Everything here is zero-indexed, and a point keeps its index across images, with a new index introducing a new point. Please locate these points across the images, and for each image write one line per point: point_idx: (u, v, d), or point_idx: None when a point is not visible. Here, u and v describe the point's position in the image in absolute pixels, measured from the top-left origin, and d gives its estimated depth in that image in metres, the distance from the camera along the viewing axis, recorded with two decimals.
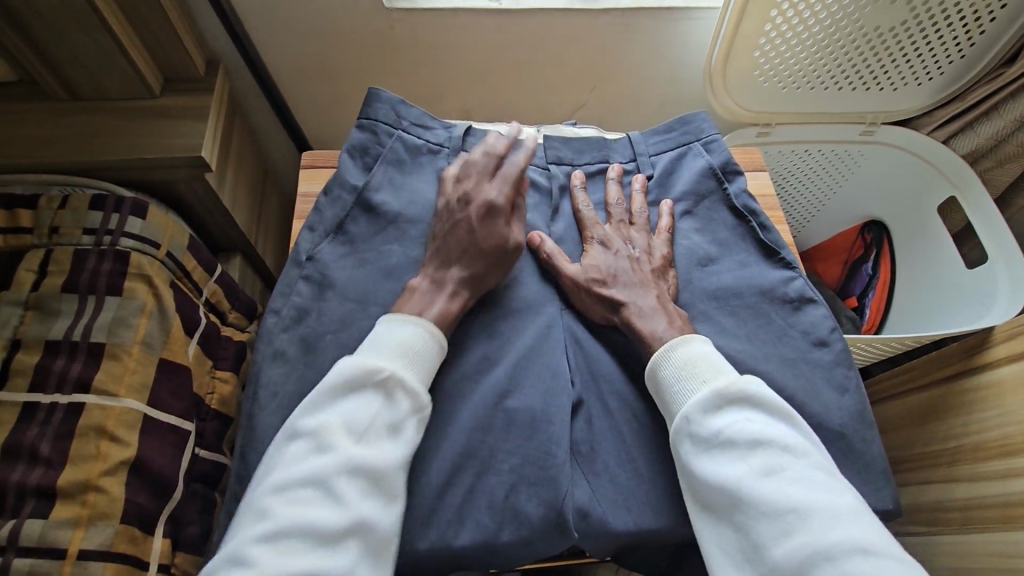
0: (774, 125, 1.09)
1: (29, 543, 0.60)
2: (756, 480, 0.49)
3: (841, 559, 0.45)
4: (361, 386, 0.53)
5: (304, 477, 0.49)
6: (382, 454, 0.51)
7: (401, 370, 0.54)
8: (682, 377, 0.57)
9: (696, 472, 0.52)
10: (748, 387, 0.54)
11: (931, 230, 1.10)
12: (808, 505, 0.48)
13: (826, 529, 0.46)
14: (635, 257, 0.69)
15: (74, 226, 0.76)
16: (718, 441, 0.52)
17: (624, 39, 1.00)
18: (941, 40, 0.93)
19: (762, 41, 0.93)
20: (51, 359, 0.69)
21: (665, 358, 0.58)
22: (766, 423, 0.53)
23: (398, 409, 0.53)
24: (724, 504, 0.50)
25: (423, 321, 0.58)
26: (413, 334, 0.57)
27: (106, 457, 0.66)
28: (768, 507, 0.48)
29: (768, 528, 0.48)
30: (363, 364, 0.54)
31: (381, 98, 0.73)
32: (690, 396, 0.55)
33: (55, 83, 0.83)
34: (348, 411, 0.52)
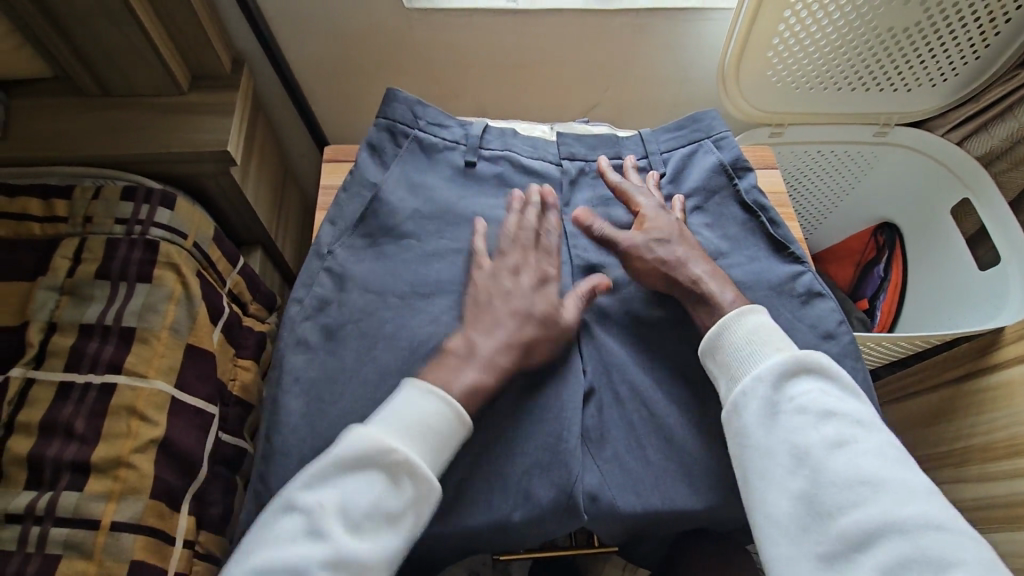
0: (787, 125, 1.10)
1: (65, 513, 0.64)
2: (828, 450, 0.53)
3: (913, 532, 0.49)
4: (369, 468, 0.52)
5: (288, 565, 0.50)
6: (373, 546, 0.51)
7: (413, 453, 0.53)
8: (752, 343, 0.59)
9: (766, 437, 0.55)
10: (820, 362, 0.58)
11: (945, 232, 1.09)
12: (878, 477, 0.51)
13: (896, 503, 0.50)
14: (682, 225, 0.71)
15: (106, 216, 0.79)
16: (792, 409, 0.55)
17: (638, 39, 1.01)
18: (955, 41, 0.94)
19: (775, 41, 0.94)
20: (85, 341, 0.72)
21: (733, 325, 0.60)
22: (838, 397, 0.56)
23: (400, 498, 0.52)
24: (790, 468, 0.53)
25: (447, 396, 0.55)
26: (435, 413, 0.54)
27: (136, 435, 0.69)
28: (840, 477, 0.52)
29: (839, 496, 0.51)
30: (372, 442, 0.53)
31: (399, 98, 0.75)
32: (761, 363, 0.58)
33: (88, 78, 0.87)
34: (350, 492, 0.52)
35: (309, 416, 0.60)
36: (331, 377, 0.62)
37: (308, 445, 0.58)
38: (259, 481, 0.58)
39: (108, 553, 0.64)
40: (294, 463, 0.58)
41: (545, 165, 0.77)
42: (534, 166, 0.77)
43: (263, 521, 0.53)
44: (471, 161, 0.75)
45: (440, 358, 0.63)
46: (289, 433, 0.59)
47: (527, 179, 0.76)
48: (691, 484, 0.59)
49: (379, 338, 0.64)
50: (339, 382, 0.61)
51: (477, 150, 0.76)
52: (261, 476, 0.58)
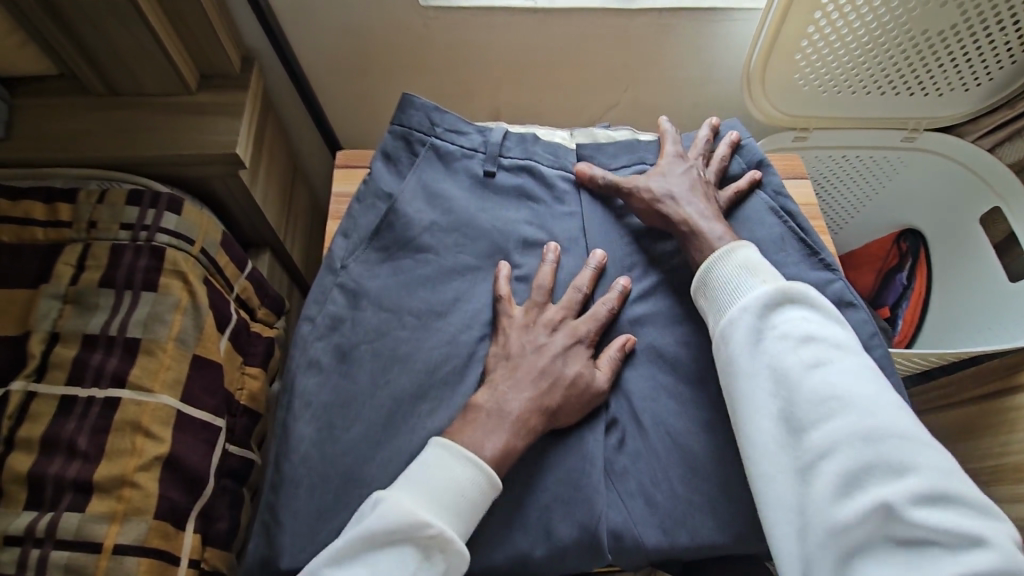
0: (812, 129, 1.06)
1: (67, 536, 0.61)
2: (803, 370, 0.52)
3: (879, 442, 0.48)
4: (404, 541, 0.48)
5: None
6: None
7: (448, 525, 0.49)
8: (739, 276, 0.58)
9: (746, 361, 0.55)
10: (803, 290, 0.57)
11: (974, 237, 1.06)
12: (850, 394, 0.51)
13: (867, 417, 0.50)
14: (702, 175, 0.71)
15: (111, 221, 0.77)
16: (771, 333, 0.55)
17: (660, 41, 0.98)
18: (992, 45, 0.90)
19: (804, 44, 0.90)
20: (88, 353, 0.69)
21: (722, 260, 0.60)
22: (820, 322, 0.55)
23: (433, 574, 0.48)
24: (765, 390, 0.53)
25: (479, 461, 0.51)
26: (470, 478, 0.51)
27: (141, 453, 0.66)
28: (811, 394, 0.51)
29: (811, 412, 0.51)
30: (405, 517, 0.48)
31: (415, 104, 0.72)
32: (744, 291, 0.57)
33: (93, 77, 0.84)
34: (381, 570, 0.47)
35: (321, 443, 0.57)
36: (345, 401, 0.59)
37: (319, 473, 0.56)
38: (268, 509, 0.55)
39: None
40: (305, 492, 0.55)
41: (568, 172, 0.73)
42: (556, 174, 0.73)
43: None
44: (490, 170, 0.72)
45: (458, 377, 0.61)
46: (300, 461, 0.56)
47: (549, 187, 0.72)
48: (721, 513, 0.56)
49: (394, 359, 0.61)
50: (353, 406, 0.58)
51: (497, 159, 0.72)
52: (270, 504, 0.55)
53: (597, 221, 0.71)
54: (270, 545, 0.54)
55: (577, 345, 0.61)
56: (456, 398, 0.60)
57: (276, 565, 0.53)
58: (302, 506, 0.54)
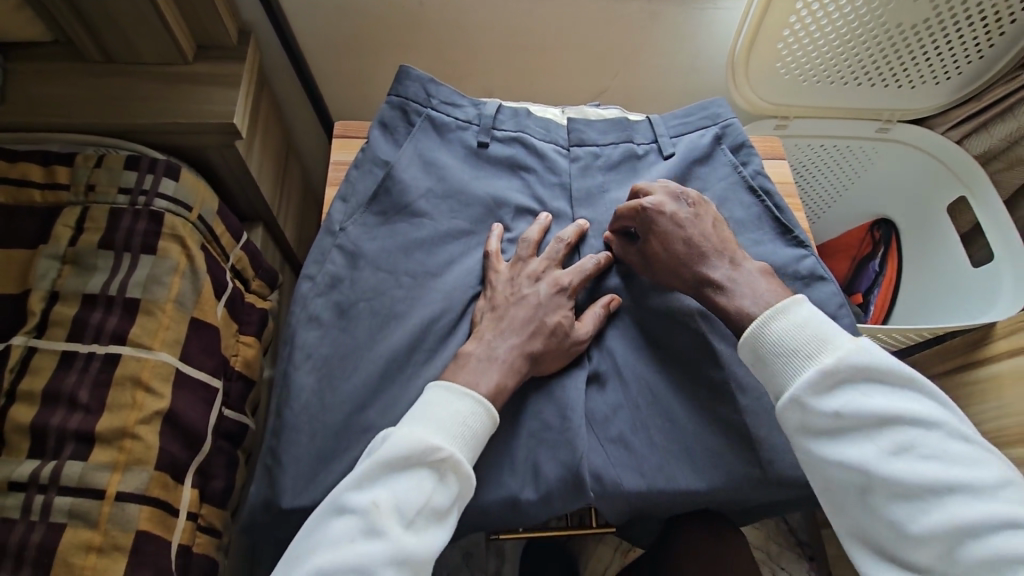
0: (792, 118, 1.11)
1: (70, 483, 0.63)
2: (886, 461, 0.49)
3: (986, 535, 0.46)
4: (420, 465, 0.50)
5: (349, 568, 0.46)
6: (428, 543, 0.49)
7: (457, 451, 0.51)
8: (791, 353, 0.53)
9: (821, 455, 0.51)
10: (864, 359, 0.51)
11: (938, 221, 1.11)
12: (943, 483, 0.48)
13: (962, 505, 0.47)
14: (683, 220, 0.64)
15: (110, 185, 0.78)
16: (842, 423, 0.50)
17: (649, 26, 1.01)
18: (961, 39, 0.95)
19: (786, 33, 0.94)
20: (88, 311, 0.71)
21: (763, 336, 0.54)
22: (890, 397, 0.50)
23: (448, 493, 0.51)
24: (852, 485, 0.50)
25: (479, 396, 0.54)
26: (471, 412, 0.54)
27: (141, 407, 0.68)
28: (901, 488, 0.48)
29: (904, 508, 0.48)
30: (419, 441, 0.50)
31: (412, 76, 0.74)
32: (799, 375, 0.52)
33: (91, 44, 0.85)
34: (400, 490, 0.49)
35: (321, 392, 0.60)
36: (344, 354, 0.62)
37: (319, 420, 0.59)
38: (271, 453, 0.58)
39: (114, 523, 0.63)
40: (305, 438, 0.58)
41: (558, 148, 0.77)
42: (547, 149, 0.76)
43: (312, 527, 0.50)
44: (483, 142, 0.75)
45: (451, 333, 0.64)
46: (301, 409, 0.59)
47: (540, 160, 0.75)
48: (696, 462, 0.60)
49: (390, 317, 0.64)
50: (351, 359, 0.62)
51: (490, 131, 0.75)
52: (271, 449, 0.58)
53: (584, 191, 0.74)
54: (272, 487, 0.57)
55: (558, 294, 0.64)
56: (447, 353, 0.63)
57: (277, 506, 0.56)
58: (302, 450, 0.57)
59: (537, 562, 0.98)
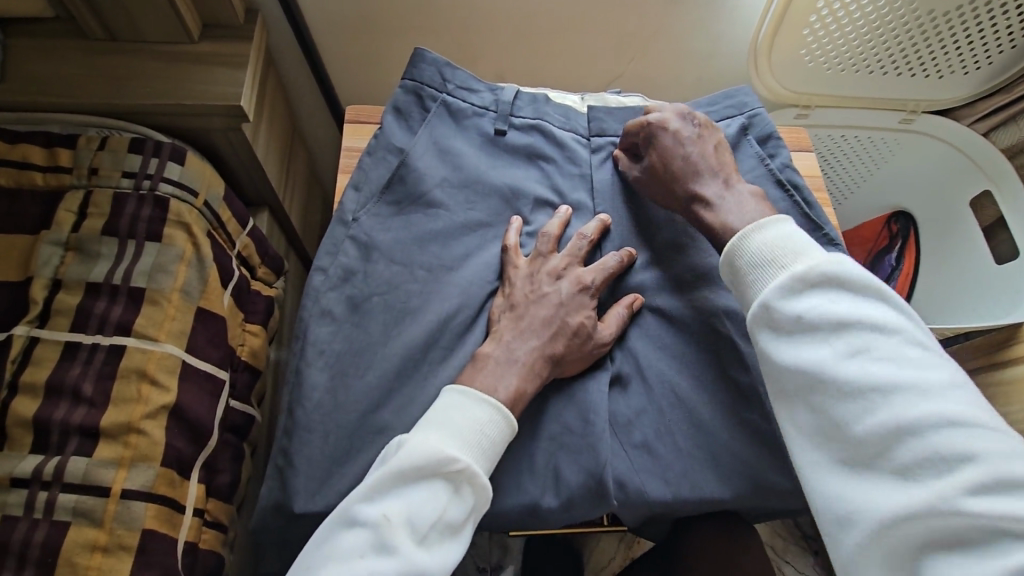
0: (813, 107, 1.08)
1: (75, 480, 0.61)
2: (838, 361, 0.48)
3: (928, 435, 0.44)
4: (434, 477, 0.48)
5: None
6: (440, 559, 0.47)
7: (473, 461, 0.49)
8: (762, 263, 0.53)
9: (776, 356, 0.50)
10: (832, 266, 0.50)
11: (961, 217, 1.08)
12: (894, 383, 0.46)
13: (911, 405, 0.45)
14: (684, 138, 0.65)
15: (113, 168, 0.75)
16: (800, 325, 0.50)
17: (672, 9, 0.97)
18: (993, 28, 0.91)
19: (814, 20, 0.91)
20: (91, 301, 0.69)
21: (738, 249, 0.55)
22: (851, 301, 0.49)
23: (461, 506, 0.49)
24: (803, 388, 0.49)
25: (497, 402, 0.52)
26: (488, 419, 0.52)
27: (147, 401, 0.66)
28: (850, 387, 0.47)
29: (850, 408, 0.47)
30: (434, 451, 0.48)
31: (427, 58, 0.71)
32: (768, 282, 0.52)
33: (92, 21, 0.81)
34: (414, 503, 0.47)
35: (333, 390, 0.58)
36: (357, 350, 0.60)
37: (333, 420, 0.56)
38: (282, 453, 0.56)
39: (120, 521, 0.62)
40: (317, 438, 0.56)
41: (578, 136, 0.73)
42: (567, 137, 0.73)
43: (320, 539, 0.48)
44: (501, 129, 0.72)
45: (469, 331, 0.62)
46: (313, 408, 0.57)
47: (560, 149, 0.72)
48: (722, 467, 0.58)
49: (405, 312, 0.62)
50: (365, 356, 0.59)
51: (508, 118, 0.72)
52: (283, 449, 0.56)
53: (605, 183, 0.71)
54: (283, 489, 0.55)
55: (580, 292, 0.61)
56: (465, 351, 0.61)
57: (290, 510, 0.54)
58: (315, 451, 0.55)
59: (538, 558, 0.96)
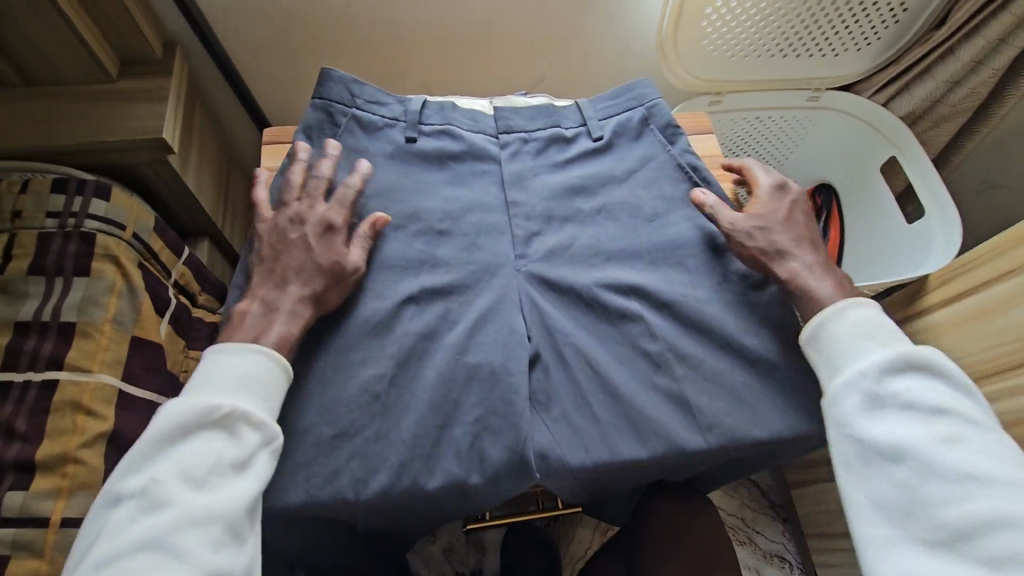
0: (725, 93, 1.12)
1: (12, 513, 0.62)
2: (935, 445, 0.55)
3: (1015, 527, 0.51)
4: (201, 428, 0.54)
5: (138, 542, 0.50)
6: (226, 497, 0.52)
7: (238, 403, 0.55)
8: (860, 337, 0.60)
9: (870, 427, 0.57)
10: (934, 357, 0.58)
11: (876, 184, 1.15)
12: (984, 474, 0.53)
13: (1002, 499, 0.52)
14: (774, 230, 0.67)
15: (36, 209, 0.76)
16: (899, 404, 0.57)
17: (576, 12, 1.03)
18: (875, 7, 0.99)
19: (709, 11, 0.96)
20: (21, 339, 0.70)
21: (838, 319, 0.61)
22: (947, 393, 0.57)
23: (240, 445, 0.54)
24: (893, 460, 0.56)
25: (259, 346, 0.58)
26: (250, 362, 0.57)
27: (83, 431, 0.67)
28: (944, 471, 0.54)
29: (942, 490, 0.53)
30: (195, 407, 0.54)
31: (334, 77, 0.74)
32: (869, 356, 0.59)
33: (7, 68, 0.83)
34: (186, 456, 0.53)
35: None
36: None
37: None
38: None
39: (62, 550, 0.62)
40: None
41: (485, 139, 0.77)
42: (473, 139, 0.77)
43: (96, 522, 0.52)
44: (411, 137, 0.75)
45: (391, 330, 0.64)
46: None
47: (469, 150, 0.76)
48: (636, 432, 0.62)
49: (326, 318, 0.65)
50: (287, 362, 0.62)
51: (417, 125, 0.76)
52: None
53: (513, 176, 0.75)
54: None
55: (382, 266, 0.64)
56: (385, 348, 0.63)
57: None
58: None
59: (516, 556, 0.99)
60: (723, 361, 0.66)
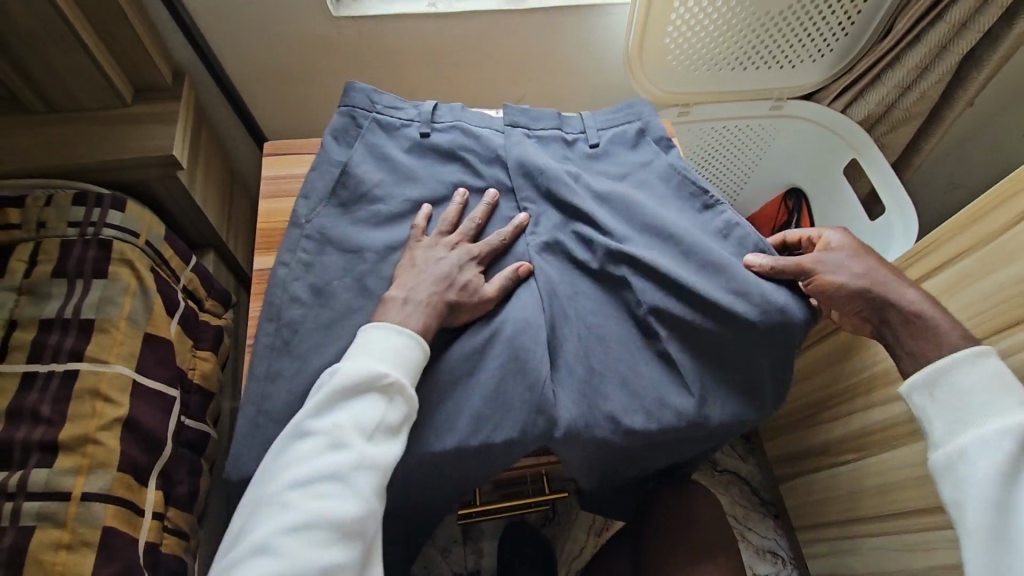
0: (692, 104, 1.21)
1: (37, 488, 0.68)
2: None
3: None
4: (372, 389, 0.59)
5: (323, 474, 0.56)
6: (389, 452, 0.58)
7: (401, 375, 0.61)
8: (994, 393, 0.62)
9: (1008, 488, 0.59)
10: None
11: (840, 185, 1.23)
12: None
13: None
14: (854, 273, 0.69)
15: (59, 220, 0.84)
16: None
17: (554, 35, 1.11)
18: (825, 22, 1.07)
19: (670, 29, 1.05)
20: (46, 334, 0.77)
21: (974, 372, 0.63)
22: None
23: (398, 410, 0.60)
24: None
25: (412, 332, 0.63)
26: (407, 343, 0.62)
27: (101, 415, 0.73)
28: None
29: None
30: (369, 370, 0.59)
31: (357, 87, 0.82)
32: (1007, 414, 0.60)
33: (32, 96, 0.92)
34: (357, 411, 0.58)
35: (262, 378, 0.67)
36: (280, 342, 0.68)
37: (264, 404, 0.65)
38: (245, 423, 0.65)
39: (81, 521, 0.68)
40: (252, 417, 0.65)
41: (494, 136, 0.82)
42: (484, 134, 0.82)
43: (279, 451, 0.59)
44: (425, 133, 0.81)
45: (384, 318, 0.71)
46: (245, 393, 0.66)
47: (478, 146, 0.81)
48: (617, 391, 0.67)
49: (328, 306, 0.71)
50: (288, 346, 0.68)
51: (431, 124, 0.82)
52: None
53: (519, 163, 0.79)
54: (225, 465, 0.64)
55: (467, 261, 0.71)
56: None
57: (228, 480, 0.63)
58: (251, 429, 0.64)
59: (512, 557, 1.04)
60: (712, 326, 0.67)
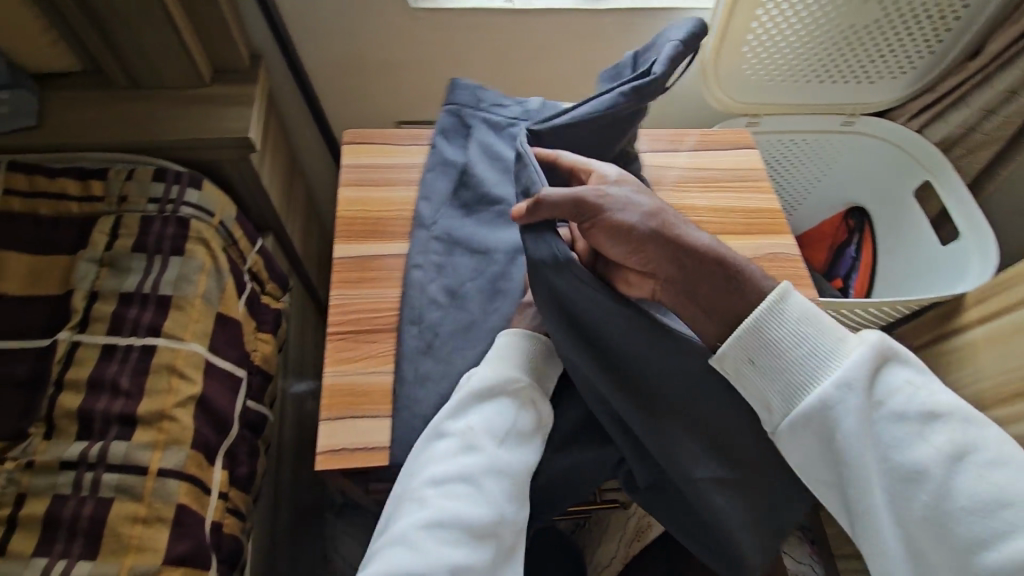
0: (762, 115, 1.17)
1: (116, 460, 0.70)
2: (947, 467, 0.52)
3: None
4: (505, 395, 0.61)
5: (459, 474, 0.57)
6: (522, 457, 0.60)
7: (533, 383, 0.63)
8: (807, 343, 0.55)
9: (865, 457, 0.53)
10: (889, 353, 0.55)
11: (909, 207, 1.17)
12: (1010, 493, 0.50)
13: None
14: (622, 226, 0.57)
15: (140, 195, 0.84)
16: (891, 422, 0.54)
17: (627, 37, 1.10)
18: (912, 37, 1.04)
19: (749, 37, 1.03)
20: (125, 308, 0.78)
21: (776, 322, 0.55)
22: (927, 389, 0.55)
23: (528, 417, 0.61)
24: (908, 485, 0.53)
25: (542, 340, 0.65)
26: (537, 353, 0.64)
27: (177, 392, 0.75)
28: (967, 498, 0.51)
29: (970, 516, 0.51)
30: (505, 375, 0.62)
31: (462, 85, 0.84)
32: (833, 370, 0.54)
33: (117, 70, 0.93)
34: (492, 415, 0.60)
35: None
36: None
37: None
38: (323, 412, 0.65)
39: (157, 496, 0.70)
40: None
41: None
42: None
43: (418, 451, 0.61)
44: None
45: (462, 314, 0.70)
46: None
47: None
48: None
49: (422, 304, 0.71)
50: None
51: (538, 121, 0.83)
52: None
53: None
54: None
55: None
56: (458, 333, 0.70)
57: None
58: None
59: None
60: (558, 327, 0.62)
